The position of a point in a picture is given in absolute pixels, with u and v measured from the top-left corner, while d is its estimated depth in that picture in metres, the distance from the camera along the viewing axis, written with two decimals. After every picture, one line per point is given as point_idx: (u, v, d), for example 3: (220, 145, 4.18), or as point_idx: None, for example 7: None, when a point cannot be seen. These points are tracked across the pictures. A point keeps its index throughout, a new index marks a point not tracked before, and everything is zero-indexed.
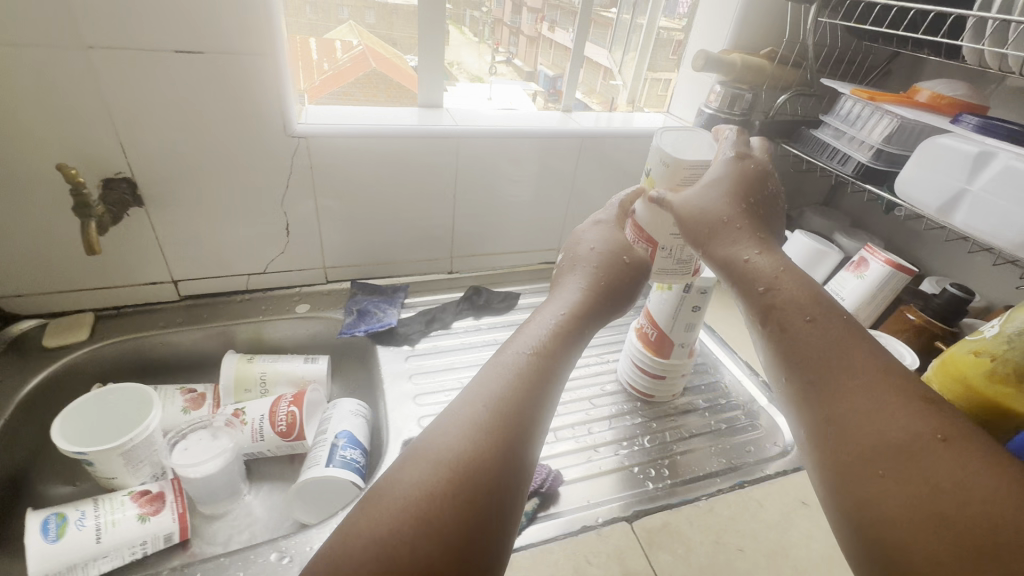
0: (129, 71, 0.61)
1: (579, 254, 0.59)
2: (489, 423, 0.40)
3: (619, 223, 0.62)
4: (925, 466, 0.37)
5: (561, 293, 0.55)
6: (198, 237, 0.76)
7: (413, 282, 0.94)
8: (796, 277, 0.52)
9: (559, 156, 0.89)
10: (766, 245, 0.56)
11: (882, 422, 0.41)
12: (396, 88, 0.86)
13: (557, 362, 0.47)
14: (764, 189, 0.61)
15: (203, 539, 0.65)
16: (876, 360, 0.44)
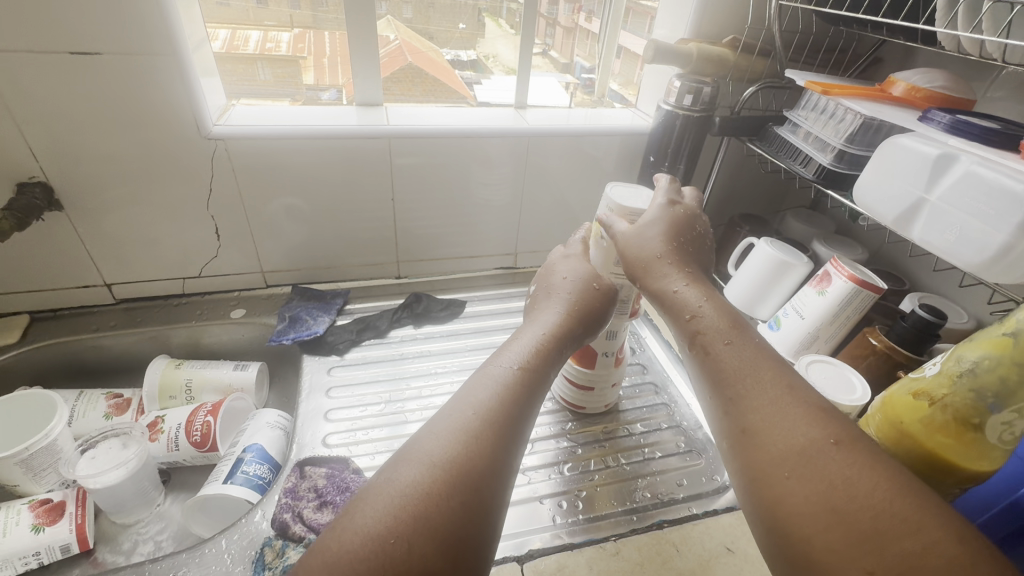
0: (19, 76, 0.60)
1: (548, 280, 0.58)
2: (475, 429, 0.40)
3: (560, 260, 0.60)
4: (830, 462, 0.34)
5: (539, 312, 0.55)
6: (125, 240, 0.75)
7: (359, 287, 0.91)
8: (722, 307, 0.47)
9: (506, 156, 0.84)
10: (701, 279, 0.51)
11: (787, 425, 0.37)
12: (432, 83, 0.87)
13: (542, 374, 0.47)
14: (694, 221, 0.57)
15: (106, 549, 0.64)
16: (782, 378, 0.40)
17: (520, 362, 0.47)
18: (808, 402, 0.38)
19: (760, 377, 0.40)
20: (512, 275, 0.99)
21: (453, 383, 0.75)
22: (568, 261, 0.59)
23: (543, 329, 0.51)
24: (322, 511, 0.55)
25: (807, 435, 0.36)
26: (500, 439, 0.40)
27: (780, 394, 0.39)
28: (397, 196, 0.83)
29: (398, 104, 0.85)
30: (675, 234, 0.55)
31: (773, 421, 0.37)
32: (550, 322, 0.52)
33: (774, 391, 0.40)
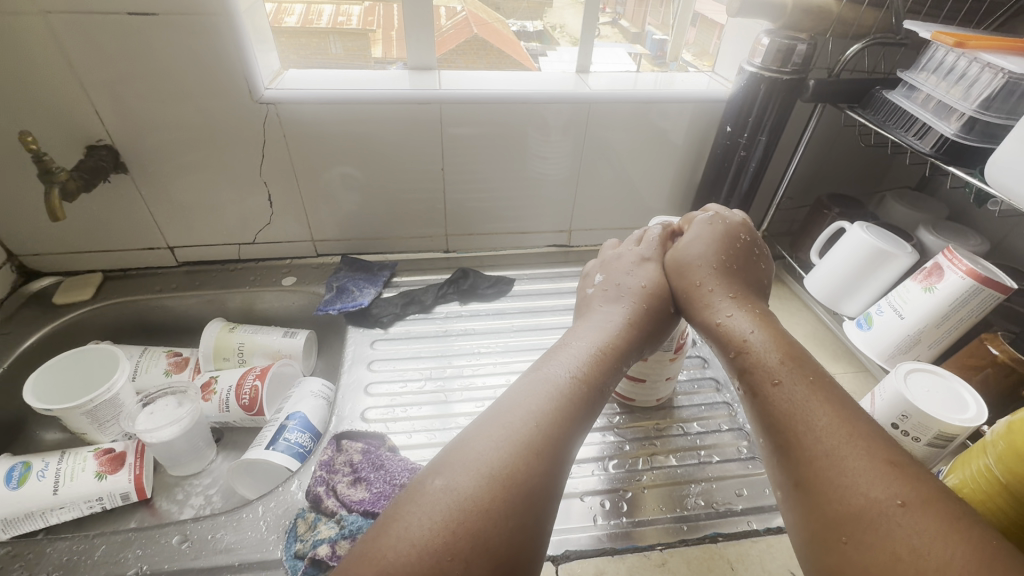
0: (85, 40, 0.61)
1: (617, 281, 0.58)
2: (535, 443, 0.39)
3: (631, 265, 0.60)
4: (890, 528, 0.33)
5: (600, 316, 0.54)
6: (186, 206, 0.77)
7: (406, 259, 0.89)
8: (775, 336, 0.48)
9: (564, 125, 0.78)
10: (746, 301, 0.53)
11: (849, 482, 0.36)
12: (497, 54, 0.81)
13: (596, 387, 0.45)
14: (745, 248, 0.59)
15: (162, 499, 0.67)
16: (840, 423, 0.39)
17: (579, 373, 0.45)
18: (868, 451, 0.37)
19: (814, 423, 0.40)
20: (565, 254, 0.93)
21: (496, 365, 0.71)
22: (637, 268, 0.59)
23: (606, 338, 0.50)
24: (356, 489, 0.54)
25: (864, 495, 0.35)
26: (559, 455, 0.39)
27: (843, 434, 0.38)
28: (446, 164, 0.79)
29: (453, 68, 0.80)
30: (721, 253, 0.58)
31: (829, 472, 0.37)
32: (613, 331, 0.51)
33: (835, 439, 0.38)
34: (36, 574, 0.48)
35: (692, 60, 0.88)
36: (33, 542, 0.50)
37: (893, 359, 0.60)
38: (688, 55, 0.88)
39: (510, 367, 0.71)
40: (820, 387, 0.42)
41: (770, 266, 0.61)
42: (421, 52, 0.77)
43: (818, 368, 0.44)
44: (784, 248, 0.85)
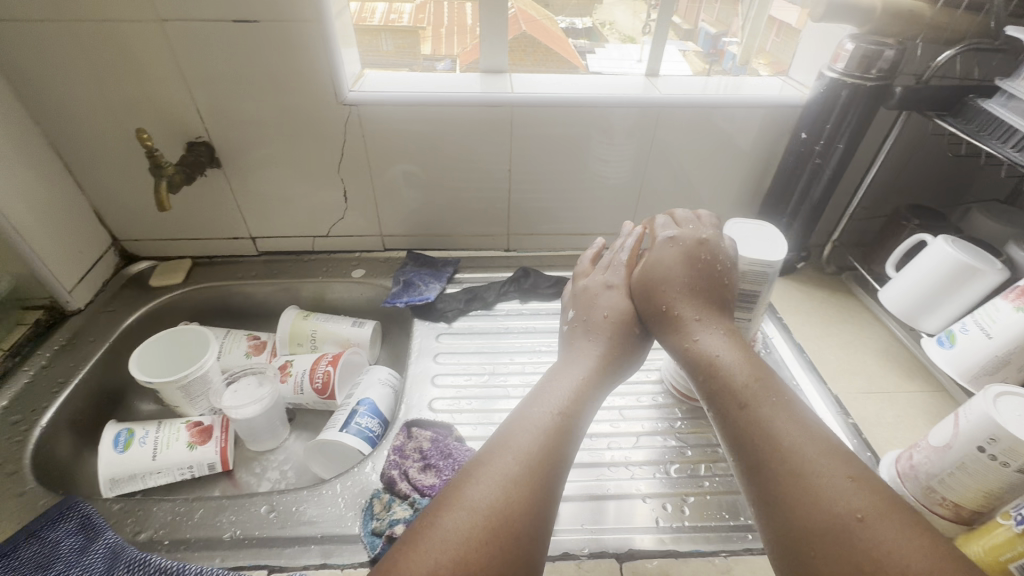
0: (194, 44, 0.66)
1: (588, 316, 0.58)
2: (513, 477, 0.41)
3: (599, 296, 0.59)
4: (859, 542, 0.36)
5: (575, 353, 0.55)
6: (269, 197, 0.82)
7: (468, 256, 0.91)
8: (742, 358, 0.49)
9: (631, 129, 0.78)
10: (712, 321, 0.53)
11: (813, 507, 0.38)
12: (543, 52, 0.82)
13: (575, 418, 0.48)
14: (713, 264, 0.56)
15: (243, 472, 0.72)
16: (801, 454, 0.41)
17: (552, 408, 0.48)
18: (828, 470, 0.40)
19: (779, 451, 0.42)
20: None
21: None
22: (604, 298, 0.59)
23: (579, 378, 0.51)
24: (426, 475, 0.56)
25: (828, 512, 0.38)
26: (541, 475, 0.42)
27: (805, 457, 0.41)
28: (513, 165, 0.81)
29: (523, 71, 0.82)
30: (681, 275, 0.56)
31: (798, 494, 0.39)
32: (587, 372, 0.52)
33: (797, 468, 0.40)
34: (145, 530, 0.53)
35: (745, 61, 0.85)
36: (142, 502, 0.55)
37: (977, 380, 0.57)
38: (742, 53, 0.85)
39: None
40: (782, 413, 0.44)
41: (741, 270, 0.59)
42: (491, 54, 0.79)
43: (782, 394, 0.46)
44: (856, 258, 0.82)
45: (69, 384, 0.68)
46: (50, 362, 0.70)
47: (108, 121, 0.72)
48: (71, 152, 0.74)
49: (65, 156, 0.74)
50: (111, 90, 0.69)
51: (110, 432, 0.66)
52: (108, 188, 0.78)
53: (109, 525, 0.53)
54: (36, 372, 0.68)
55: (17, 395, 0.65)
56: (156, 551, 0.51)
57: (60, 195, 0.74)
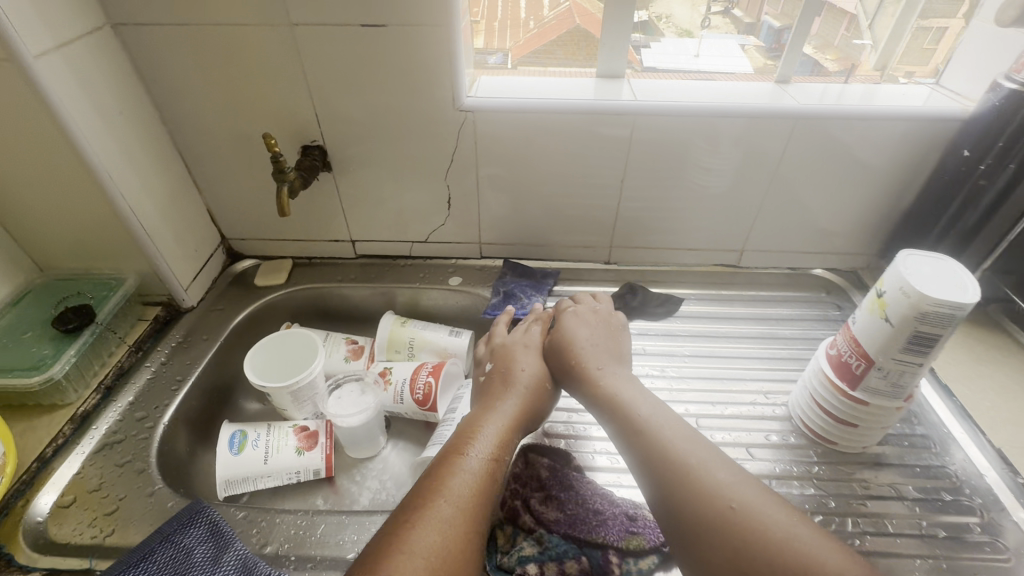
0: (320, 49, 0.65)
1: (505, 369, 0.64)
2: (446, 516, 0.45)
3: (516, 349, 0.66)
4: (740, 527, 0.41)
5: (494, 400, 0.60)
6: (374, 202, 0.81)
7: (566, 268, 0.88)
8: (632, 392, 0.56)
9: (758, 140, 0.72)
10: (610, 368, 0.61)
11: (694, 508, 0.44)
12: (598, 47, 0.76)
13: (498, 456, 0.53)
14: (605, 323, 0.68)
15: (345, 479, 0.72)
16: (677, 470, 0.46)
17: (481, 443, 0.53)
18: (707, 475, 0.45)
19: (660, 468, 0.47)
20: (731, 274, 0.87)
21: (670, 392, 0.68)
22: (524, 354, 0.66)
23: (500, 415, 0.57)
24: (548, 506, 0.54)
25: (708, 506, 0.43)
26: (476, 499, 0.47)
27: (680, 468, 0.46)
28: (626, 176, 0.77)
29: (641, 78, 0.78)
30: (579, 337, 0.65)
31: (688, 496, 0.45)
32: (508, 410, 0.58)
33: (675, 478, 0.46)
34: (270, 544, 0.53)
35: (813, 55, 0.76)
36: (265, 511, 0.56)
37: None
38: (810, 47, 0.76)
39: (686, 397, 0.67)
40: (656, 434, 0.50)
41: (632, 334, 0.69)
42: (607, 58, 0.75)
43: (662, 415, 0.52)
44: (1009, 290, 0.74)
45: (186, 382, 0.69)
46: (168, 359, 0.71)
47: (228, 124, 0.72)
48: (192, 154, 0.75)
49: (186, 157, 0.76)
50: (235, 94, 0.69)
51: (225, 433, 0.67)
52: (221, 189, 0.80)
53: (236, 535, 0.53)
54: (156, 368, 0.70)
55: (141, 391, 0.67)
56: (283, 566, 0.51)
57: (181, 195, 0.75)
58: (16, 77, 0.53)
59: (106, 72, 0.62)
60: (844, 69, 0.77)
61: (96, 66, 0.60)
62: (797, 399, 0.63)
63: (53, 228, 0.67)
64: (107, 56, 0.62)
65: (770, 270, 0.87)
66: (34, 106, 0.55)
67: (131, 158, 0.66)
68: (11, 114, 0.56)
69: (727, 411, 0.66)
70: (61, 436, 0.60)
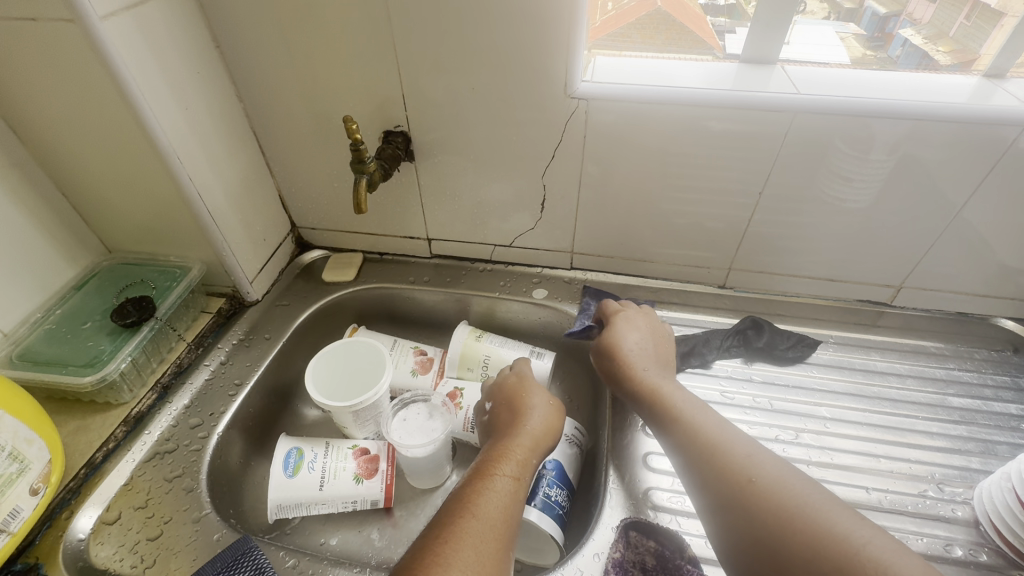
0: (415, 18, 0.55)
1: (510, 403, 0.57)
2: (478, 533, 0.41)
3: (513, 380, 0.60)
4: (757, 494, 0.40)
5: (505, 427, 0.54)
6: (457, 198, 0.71)
7: (671, 289, 0.75)
8: (674, 389, 0.52)
9: (953, 154, 0.55)
10: (658, 372, 0.55)
11: (715, 478, 0.43)
12: (680, 29, 0.62)
13: (522, 471, 0.49)
14: (648, 326, 0.62)
15: (406, 511, 0.64)
16: (700, 445, 0.45)
17: (503, 460, 0.49)
18: (730, 446, 0.44)
19: (689, 443, 0.46)
20: (878, 315, 0.70)
21: (808, 466, 0.54)
22: (529, 386, 0.59)
23: (520, 435, 0.52)
24: None
25: (725, 478, 0.42)
26: (508, 516, 0.44)
27: (698, 444, 0.45)
28: (765, 188, 0.62)
29: (795, 64, 0.62)
30: (626, 343, 0.59)
31: (711, 465, 0.43)
32: (529, 430, 0.53)
33: (700, 454, 0.45)
34: None
35: (921, 45, 0.60)
36: (316, 561, 0.50)
37: None
38: (917, 36, 0.60)
39: (829, 474, 0.53)
40: (684, 417, 0.48)
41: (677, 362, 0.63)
42: (752, 34, 0.60)
43: (700, 408, 0.49)
44: None
45: (245, 386, 0.63)
46: (229, 358, 0.65)
47: (306, 102, 0.64)
48: (267, 134, 0.69)
49: (261, 138, 0.69)
50: (317, 69, 0.61)
51: (281, 449, 0.60)
52: (295, 174, 0.73)
53: None
54: (215, 368, 0.64)
55: (198, 393, 0.61)
56: None
57: (252, 179, 0.69)
58: (83, 44, 0.47)
59: (182, 41, 0.55)
60: (958, 63, 0.59)
61: (170, 32, 0.53)
62: (990, 496, 0.48)
63: (121, 210, 0.62)
64: (183, 21, 0.55)
65: (931, 313, 0.70)
66: (102, 79, 0.49)
67: (202, 137, 0.59)
68: (79, 87, 0.50)
69: (886, 501, 0.51)
70: (112, 440, 0.55)
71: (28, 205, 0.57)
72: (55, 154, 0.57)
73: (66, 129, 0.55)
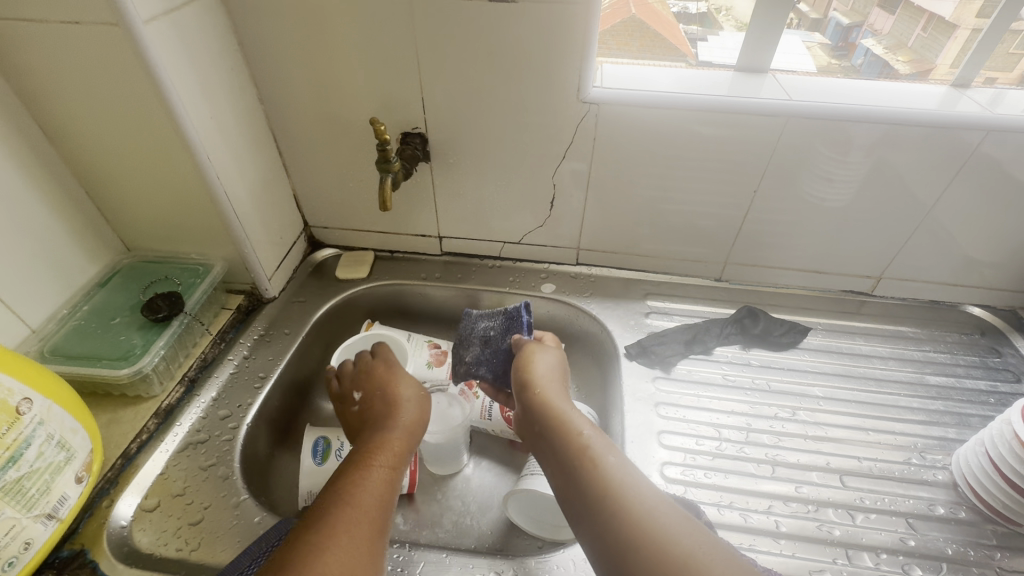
0: (437, 26, 0.59)
1: (384, 399, 0.58)
2: (355, 524, 0.42)
3: (379, 368, 0.62)
4: (642, 528, 0.40)
5: (381, 418, 0.56)
6: (470, 197, 0.75)
7: (671, 283, 0.80)
8: (576, 422, 0.51)
9: (927, 156, 0.61)
10: (569, 403, 0.54)
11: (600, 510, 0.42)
12: (653, 38, 0.68)
13: (397, 461, 0.51)
14: (560, 358, 0.61)
15: (428, 496, 0.67)
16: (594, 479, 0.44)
17: (381, 451, 0.51)
18: (628, 481, 0.44)
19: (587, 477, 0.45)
20: (861, 304, 0.76)
21: (805, 440, 0.59)
22: (399, 378, 0.61)
23: (394, 427, 0.54)
24: None
25: (618, 511, 0.42)
26: (386, 505, 0.46)
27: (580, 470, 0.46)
28: (760, 187, 0.67)
29: (789, 74, 0.67)
30: (545, 377, 0.57)
31: (606, 499, 0.43)
32: (402, 422, 0.55)
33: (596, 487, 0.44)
34: None
35: (882, 55, 0.66)
36: None
37: None
38: (878, 46, 0.66)
39: (825, 447, 0.58)
40: (582, 451, 0.47)
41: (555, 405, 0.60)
42: (746, 46, 0.65)
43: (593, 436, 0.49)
44: None
45: (269, 380, 0.65)
46: (251, 353, 0.67)
47: (327, 105, 0.67)
48: (285, 134, 0.71)
49: (280, 139, 0.71)
50: (339, 74, 0.64)
51: (308, 439, 0.62)
52: (311, 174, 0.75)
53: None
54: (239, 362, 0.66)
55: (224, 385, 0.63)
56: None
57: (270, 179, 0.71)
58: (125, 46, 0.48)
59: (212, 43, 0.57)
60: (916, 72, 0.66)
61: (204, 36, 0.55)
62: (966, 461, 0.54)
63: (145, 208, 0.63)
64: (214, 26, 0.57)
65: (908, 302, 0.76)
66: (141, 81, 0.51)
67: (229, 138, 0.61)
68: (115, 88, 0.52)
69: (876, 469, 0.56)
70: (145, 432, 0.56)
71: (55, 203, 0.59)
72: (83, 154, 0.58)
73: (96, 129, 0.56)
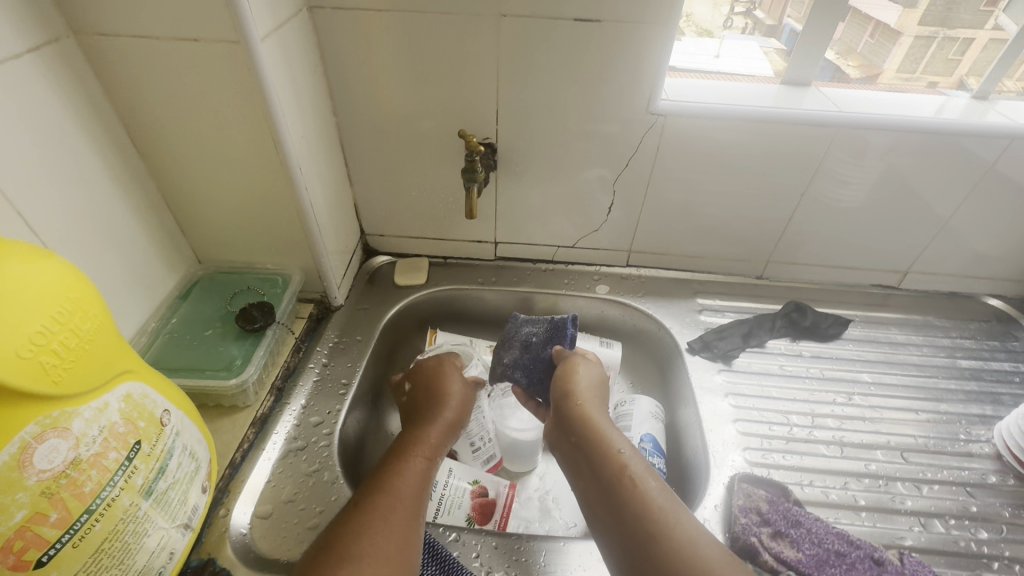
0: (519, 43, 0.61)
1: (429, 388, 0.61)
2: (391, 510, 0.46)
3: (433, 363, 0.63)
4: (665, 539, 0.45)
5: (422, 410, 0.59)
6: (531, 204, 0.77)
7: (716, 281, 0.84)
8: (614, 438, 0.54)
9: (958, 162, 0.67)
10: (604, 418, 0.58)
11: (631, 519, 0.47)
12: None
13: (433, 454, 0.54)
14: (597, 374, 0.64)
15: None
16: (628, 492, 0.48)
17: (418, 443, 0.54)
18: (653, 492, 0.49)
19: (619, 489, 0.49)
20: (889, 296, 0.83)
21: (864, 421, 0.65)
22: (448, 372, 0.63)
23: (433, 420, 0.57)
24: (781, 541, 0.51)
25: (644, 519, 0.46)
26: (421, 495, 0.49)
27: (618, 487, 0.49)
28: (807, 191, 0.72)
29: (829, 87, 0.73)
30: (585, 392, 0.60)
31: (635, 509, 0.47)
32: (444, 415, 0.58)
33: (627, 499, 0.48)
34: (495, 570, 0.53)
35: (834, 61, 0.73)
36: (475, 533, 0.57)
37: None
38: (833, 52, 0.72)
39: (881, 426, 0.64)
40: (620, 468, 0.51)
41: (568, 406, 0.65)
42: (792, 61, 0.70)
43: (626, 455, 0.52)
44: None
45: (352, 385, 0.66)
46: (330, 360, 0.68)
47: (399, 116, 0.69)
48: (353, 145, 0.72)
49: (348, 150, 0.72)
50: (416, 87, 0.66)
51: None
52: (374, 183, 0.76)
53: (457, 558, 0.54)
54: (321, 369, 0.67)
55: (312, 393, 0.64)
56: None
57: (339, 189, 0.72)
58: (241, 64, 0.50)
59: (303, 60, 0.58)
60: (866, 76, 0.74)
61: (298, 52, 0.57)
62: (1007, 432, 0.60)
63: (225, 221, 0.64)
64: (304, 42, 0.59)
65: (930, 293, 0.83)
66: (249, 98, 0.52)
67: (313, 150, 0.63)
68: (219, 104, 0.53)
69: (931, 445, 0.62)
70: (247, 441, 0.57)
71: (143, 218, 0.59)
72: (171, 169, 0.59)
73: (189, 144, 0.57)
